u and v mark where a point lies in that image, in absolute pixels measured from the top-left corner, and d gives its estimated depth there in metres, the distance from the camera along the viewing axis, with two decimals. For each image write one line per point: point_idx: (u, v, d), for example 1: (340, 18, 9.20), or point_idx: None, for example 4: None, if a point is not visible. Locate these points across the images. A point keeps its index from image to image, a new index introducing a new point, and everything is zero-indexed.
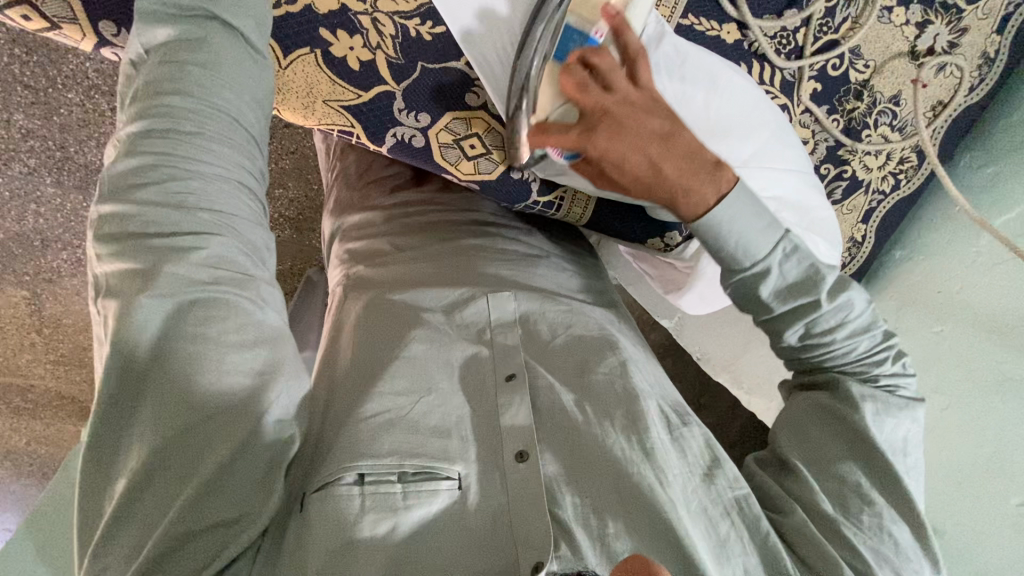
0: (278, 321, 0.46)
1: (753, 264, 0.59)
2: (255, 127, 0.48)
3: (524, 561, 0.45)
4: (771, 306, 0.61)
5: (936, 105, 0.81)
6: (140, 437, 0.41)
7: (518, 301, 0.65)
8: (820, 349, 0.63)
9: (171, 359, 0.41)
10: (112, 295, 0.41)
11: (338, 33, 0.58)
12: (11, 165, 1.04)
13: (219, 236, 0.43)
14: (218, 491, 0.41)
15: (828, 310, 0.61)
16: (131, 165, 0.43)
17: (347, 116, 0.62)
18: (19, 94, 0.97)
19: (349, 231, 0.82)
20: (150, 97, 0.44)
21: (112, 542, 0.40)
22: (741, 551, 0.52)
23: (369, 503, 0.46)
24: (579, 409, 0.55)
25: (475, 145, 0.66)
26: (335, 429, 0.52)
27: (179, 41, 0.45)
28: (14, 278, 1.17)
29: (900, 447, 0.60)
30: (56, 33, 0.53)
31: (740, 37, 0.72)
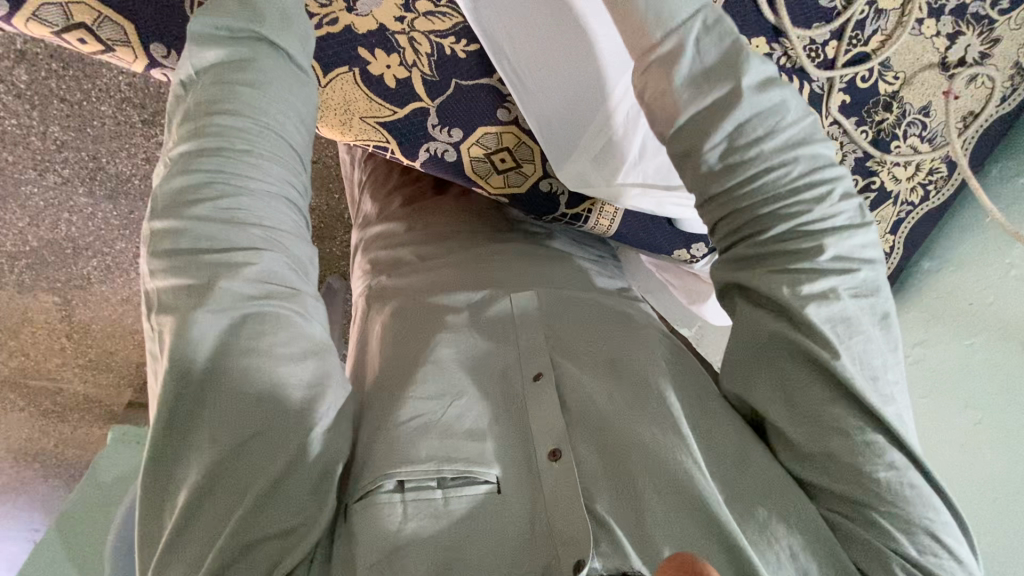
0: (323, 332, 0.47)
1: (662, 33, 0.55)
2: (301, 146, 0.50)
3: (565, 554, 0.45)
4: (679, 37, 0.55)
5: (967, 115, 0.80)
6: (196, 451, 0.42)
7: (541, 296, 0.67)
8: (747, 181, 0.55)
9: (227, 372, 0.42)
10: (166, 311, 0.42)
11: (376, 51, 0.59)
12: (47, 174, 1.08)
13: (269, 251, 0.45)
14: (275, 499, 0.42)
15: (751, 115, 0.54)
16: (184, 183, 0.44)
17: (384, 132, 0.63)
18: (56, 106, 1.00)
19: (371, 241, 0.84)
20: (201, 117, 0.46)
21: (174, 557, 0.41)
22: (788, 535, 0.47)
23: (411, 510, 0.47)
24: (611, 399, 0.55)
25: (506, 159, 0.68)
26: (370, 432, 0.53)
27: (229, 63, 0.46)
28: (46, 284, 1.20)
29: (879, 353, 0.50)
30: (109, 55, 0.55)
31: (769, 50, 0.71)
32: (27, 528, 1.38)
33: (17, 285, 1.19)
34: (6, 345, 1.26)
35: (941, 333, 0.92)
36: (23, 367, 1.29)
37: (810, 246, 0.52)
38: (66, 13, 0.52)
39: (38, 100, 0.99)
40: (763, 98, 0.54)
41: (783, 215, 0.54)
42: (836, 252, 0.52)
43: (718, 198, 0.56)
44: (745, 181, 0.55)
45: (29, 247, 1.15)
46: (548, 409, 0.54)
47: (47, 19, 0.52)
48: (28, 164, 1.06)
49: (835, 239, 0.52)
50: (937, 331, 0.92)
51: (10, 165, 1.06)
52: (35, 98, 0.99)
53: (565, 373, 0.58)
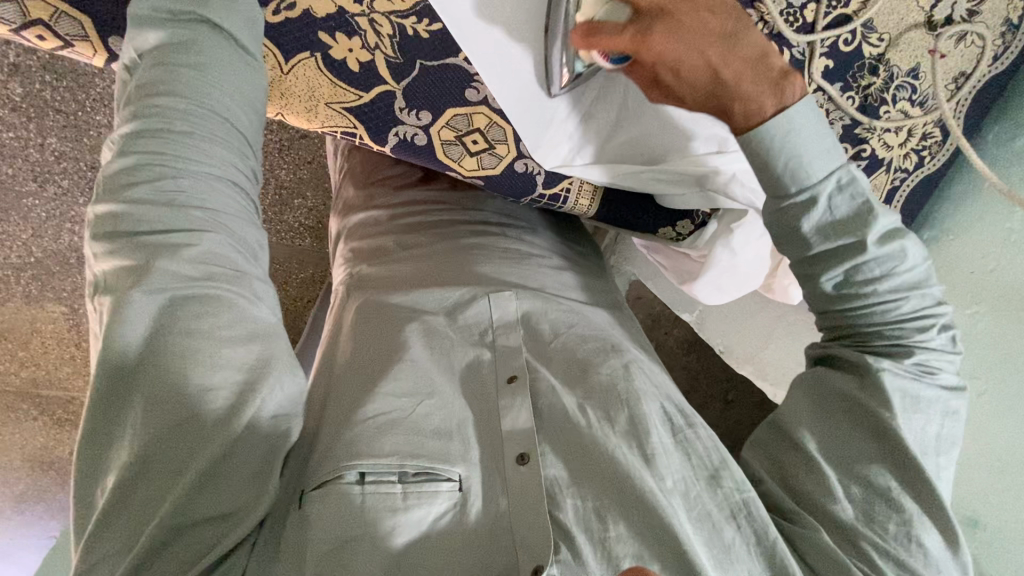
0: (270, 316, 0.48)
1: (799, 191, 0.56)
2: (249, 130, 0.50)
3: (524, 559, 0.46)
4: (810, 245, 0.58)
5: (959, 76, 0.78)
6: (134, 426, 0.43)
7: (519, 300, 0.66)
8: (858, 302, 0.59)
9: (166, 349, 0.43)
10: (107, 291, 0.43)
11: (337, 35, 0.58)
12: (46, 186, 1.09)
13: (210, 234, 0.45)
14: (214, 478, 0.43)
15: (874, 258, 0.57)
16: (123, 165, 0.45)
17: (349, 117, 0.63)
18: (52, 117, 1.02)
19: (352, 231, 0.84)
20: (142, 98, 0.46)
21: (106, 535, 0.42)
22: (746, 558, 0.51)
23: (370, 501, 0.47)
24: (582, 414, 0.54)
25: (478, 141, 0.67)
26: (333, 428, 0.52)
27: (170, 45, 0.46)
28: (53, 294, 1.22)
29: (930, 444, 0.58)
30: (69, 49, 0.55)
31: (745, 17, 0.69)
32: (46, 535, 1.43)
33: (25, 296, 1.21)
34: (17, 356, 1.27)
35: (943, 304, 0.89)
36: (35, 377, 1.30)
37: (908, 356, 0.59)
38: (21, 10, 0.52)
39: (33, 112, 1.01)
40: (885, 251, 0.57)
41: (884, 336, 0.60)
42: (922, 360, 0.59)
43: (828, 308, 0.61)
44: (857, 306, 0.60)
45: (33, 258, 1.17)
46: (518, 411, 0.54)
47: (4, 16, 0.52)
48: (27, 176, 1.08)
49: (925, 355, 0.59)
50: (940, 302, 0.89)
51: (10, 177, 1.08)
52: (30, 110, 1.01)
53: (540, 378, 0.57)
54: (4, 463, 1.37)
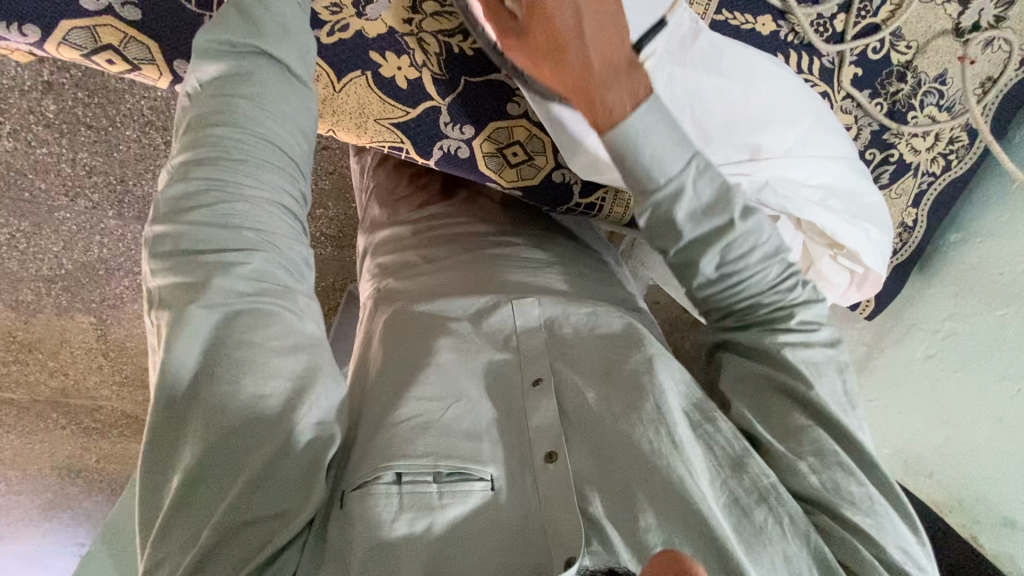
0: (314, 330, 0.50)
1: (666, 184, 0.55)
2: (298, 154, 0.53)
3: (558, 551, 0.48)
4: (682, 230, 0.56)
5: (985, 81, 0.79)
6: (193, 434, 0.45)
7: (543, 305, 0.67)
8: (732, 278, 0.58)
9: (220, 359, 0.45)
10: (164, 307, 0.45)
11: (387, 53, 0.61)
12: (78, 200, 1.12)
13: (261, 252, 0.48)
14: (262, 486, 0.45)
15: (742, 231, 0.56)
16: (184, 190, 0.47)
17: (397, 133, 0.65)
18: (83, 133, 1.05)
19: (380, 246, 0.86)
20: (201, 127, 0.48)
21: (168, 537, 0.44)
22: (781, 538, 0.50)
23: (407, 502, 0.49)
24: (606, 408, 0.56)
25: (518, 153, 0.69)
26: (369, 428, 0.54)
27: (228, 75, 0.49)
28: (82, 305, 1.24)
29: (844, 402, 0.55)
30: (135, 73, 0.57)
31: (776, 28, 0.71)
32: (74, 543, 1.46)
33: (56, 308, 1.24)
34: (46, 366, 1.30)
35: (972, 306, 0.89)
36: (65, 387, 1.33)
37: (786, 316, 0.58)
38: (93, 36, 0.54)
39: (66, 129, 1.04)
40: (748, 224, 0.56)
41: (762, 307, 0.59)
42: (802, 317, 0.58)
43: (704, 294, 0.59)
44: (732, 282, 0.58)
45: (64, 269, 1.20)
46: (546, 416, 0.56)
47: (76, 41, 0.54)
48: (59, 191, 1.11)
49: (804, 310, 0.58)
50: (966, 305, 0.90)
51: (44, 192, 1.11)
52: (64, 126, 1.04)
53: (563, 380, 0.59)
54: (33, 471, 1.39)
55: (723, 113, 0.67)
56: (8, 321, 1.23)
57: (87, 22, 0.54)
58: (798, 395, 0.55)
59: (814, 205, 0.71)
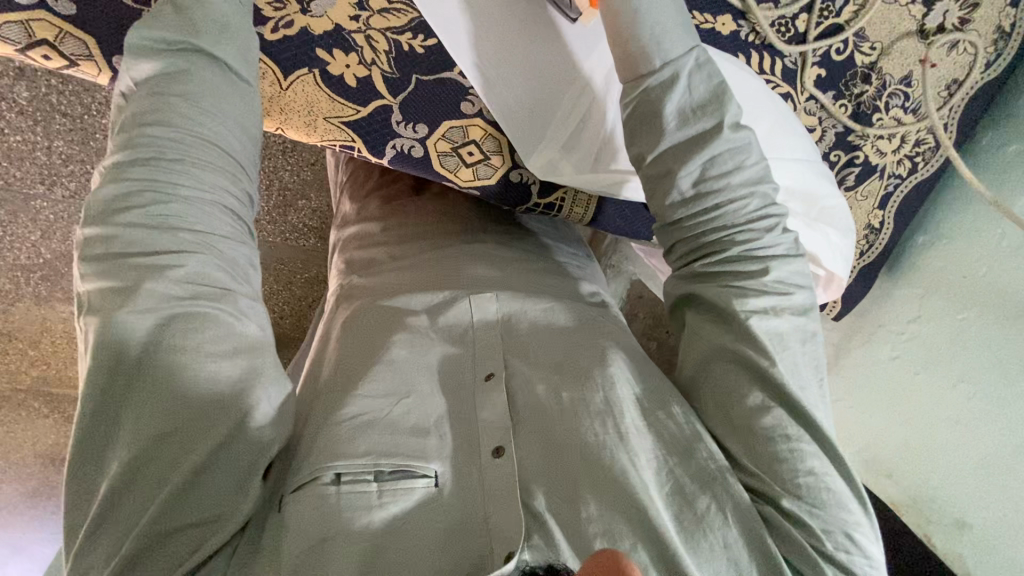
0: (257, 331, 0.50)
1: (660, 69, 0.57)
2: (240, 155, 0.52)
3: (497, 548, 0.46)
4: (668, 126, 0.58)
5: (951, 83, 0.78)
6: (124, 440, 0.44)
7: (499, 301, 0.67)
8: (711, 200, 0.58)
9: (149, 365, 0.45)
10: (94, 311, 0.45)
11: (334, 52, 0.60)
12: (54, 188, 1.10)
13: (198, 254, 0.47)
14: (195, 491, 0.45)
15: (726, 141, 0.58)
16: (116, 190, 0.46)
17: (348, 131, 0.64)
18: (57, 121, 1.01)
19: (348, 242, 0.85)
20: (136, 128, 0.48)
21: (94, 545, 0.44)
22: (722, 527, 0.49)
23: (345, 501, 0.48)
24: (557, 397, 0.56)
25: (474, 152, 0.68)
26: (315, 426, 0.54)
27: (164, 75, 0.48)
28: (61, 294, 1.24)
29: (806, 375, 0.55)
30: (73, 69, 0.56)
31: (736, 28, 0.69)
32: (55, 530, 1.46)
33: (35, 297, 1.24)
34: (27, 354, 1.30)
35: (935, 308, 0.89)
36: (45, 374, 1.33)
37: (758, 262, 0.58)
38: (27, 31, 0.53)
39: (37, 116, 1.00)
40: (735, 136, 0.58)
41: (740, 236, 0.59)
42: (777, 274, 0.57)
43: (678, 215, 0.59)
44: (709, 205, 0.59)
45: (42, 258, 1.19)
46: (495, 407, 0.55)
47: (10, 37, 0.53)
48: (35, 179, 1.09)
49: (778, 262, 0.58)
50: (931, 306, 0.90)
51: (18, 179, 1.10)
52: (36, 114, 1.00)
53: (515, 372, 0.59)
54: None
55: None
56: None
57: (21, 16, 0.52)
58: (757, 368, 0.54)
59: None
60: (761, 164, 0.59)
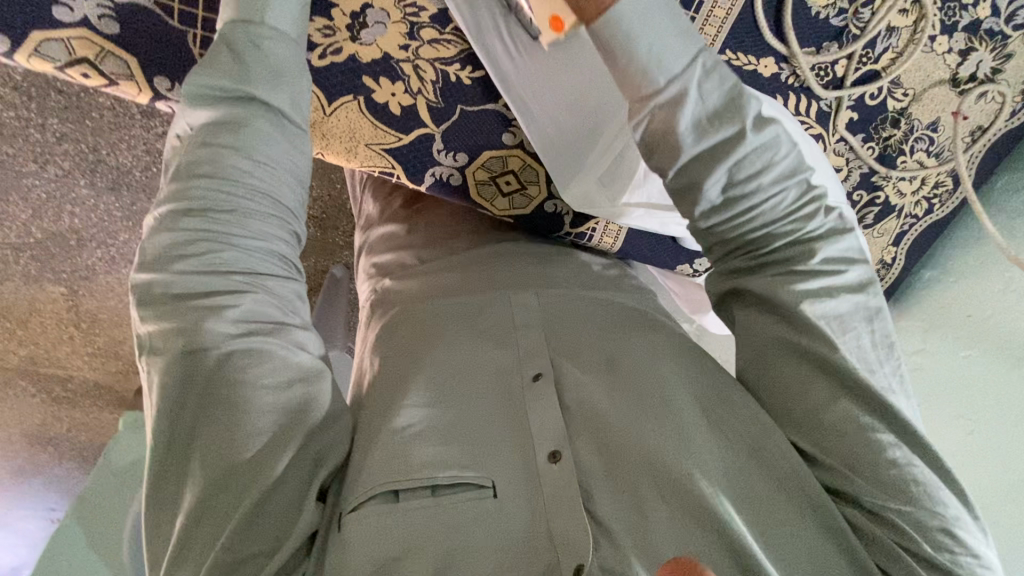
0: (309, 360, 0.50)
1: (666, 83, 0.52)
2: (291, 196, 0.50)
3: (566, 558, 0.47)
4: (686, 143, 0.53)
5: (975, 130, 0.80)
6: (192, 476, 0.45)
7: (542, 298, 0.68)
8: (742, 203, 0.55)
9: (217, 394, 0.45)
10: (160, 353, 0.46)
11: (380, 79, 0.59)
12: (47, 167, 1.06)
13: (251, 294, 0.47)
14: (259, 520, 0.45)
15: (753, 148, 0.53)
16: (171, 239, 0.46)
17: (389, 158, 0.64)
18: (53, 98, 0.99)
19: (376, 244, 0.85)
20: (187, 177, 0.47)
21: (174, 575, 0.45)
22: (804, 529, 0.51)
23: (406, 514, 0.49)
24: (609, 404, 0.56)
25: (510, 181, 0.68)
26: (369, 434, 0.55)
27: (218, 122, 0.47)
28: (52, 276, 1.19)
29: (874, 360, 0.56)
30: (112, 88, 0.55)
31: (778, 70, 0.70)
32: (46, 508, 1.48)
33: (23, 276, 1.18)
34: (14, 333, 1.25)
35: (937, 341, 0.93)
36: (33, 355, 1.28)
37: (804, 251, 0.56)
38: (68, 49, 0.52)
39: (35, 93, 0.97)
40: (761, 139, 0.53)
41: (777, 235, 0.56)
42: (825, 255, 0.56)
43: (709, 223, 0.57)
44: (743, 210, 0.56)
45: (34, 239, 1.14)
46: (548, 411, 0.56)
47: (49, 54, 0.52)
48: (27, 156, 1.04)
49: (825, 244, 0.56)
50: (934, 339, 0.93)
51: (11, 157, 1.04)
52: (31, 90, 0.98)
53: (565, 373, 0.60)
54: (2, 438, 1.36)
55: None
56: None
57: (63, 34, 0.51)
58: (820, 359, 0.55)
59: None
60: (791, 154, 0.55)
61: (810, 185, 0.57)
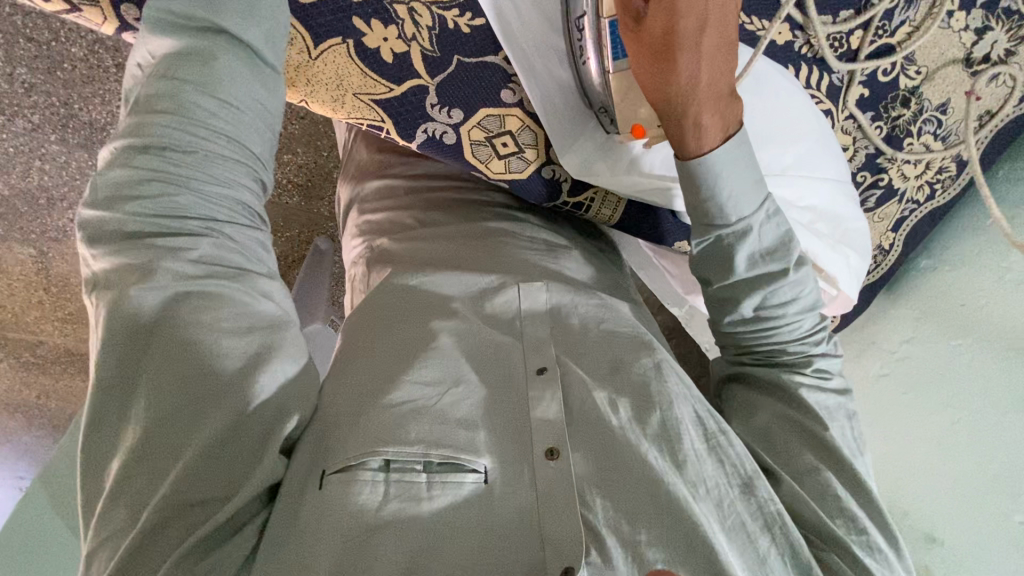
0: (273, 309, 0.46)
1: (735, 222, 0.59)
2: (259, 146, 0.47)
3: (552, 558, 0.44)
4: (737, 269, 0.60)
5: (984, 114, 0.78)
6: (134, 417, 0.41)
7: (550, 292, 0.63)
8: (770, 324, 0.62)
9: (166, 335, 0.41)
10: (106, 287, 0.42)
11: (372, 22, 0.55)
12: (15, 119, 0.98)
13: (210, 236, 0.44)
14: (206, 467, 0.41)
15: (790, 281, 0.60)
16: (123, 176, 0.42)
17: (379, 110, 0.59)
18: (22, 46, 0.91)
19: (367, 198, 0.80)
20: (144, 112, 0.43)
21: (108, 521, 0.40)
22: (780, 571, 0.50)
23: (393, 491, 0.45)
24: (614, 413, 0.52)
25: (508, 143, 0.64)
26: (353, 406, 0.50)
27: (180, 53, 0.43)
28: (20, 236, 1.12)
29: (855, 447, 0.60)
30: (75, 14, 0.50)
31: (792, 39, 0.67)
32: (15, 477, 1.41)
33: None
34: None
35: (930, 332, 0.92)
36: (1, 319, 1.22)
37: (806, 363, 0.62)
38: None
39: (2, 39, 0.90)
40: (798, 276, 0.60)
41: (788, 351, 0.63)
42: (817, 366, 0.63)
43: (733, 330, 0.63)
44: (766, 328, 0.62)
45: None
46: (549, 411, 0.51)
47: None
48: None
49: (822, 360, 0.63)
50: (923, 330, 0.93)
51: None
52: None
53: (570, 375, 0.55)
54: None
55: (760, 117, 0.65)
56: None
57: None
58: (814, 437, 0.58)
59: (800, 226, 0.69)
60: (817, 292, 0.62)
61: (822, 319, 0.64)
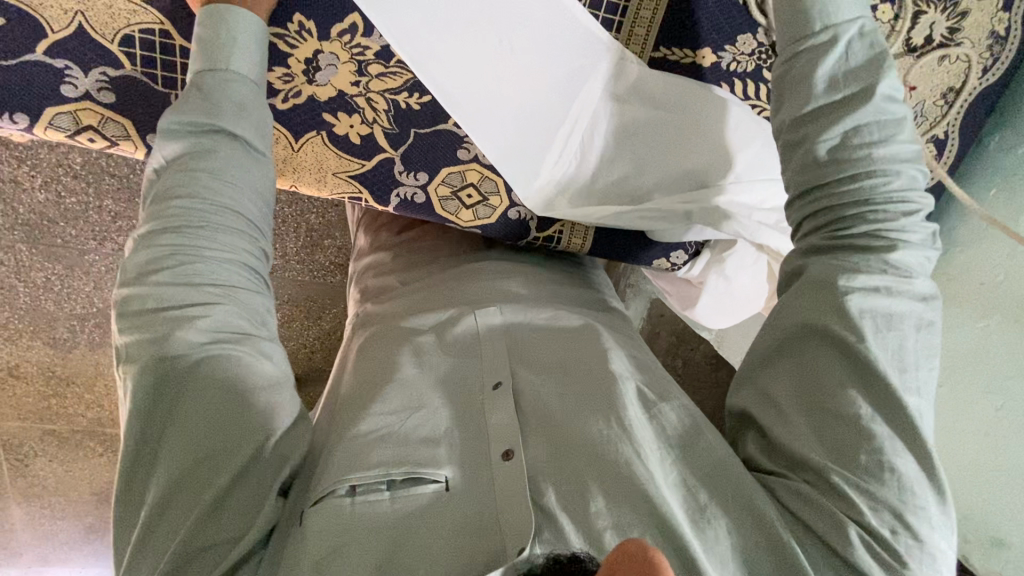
0: (276, 370, 0.55)
1: (822, 32, 0.57)
2: (256, 216, 0.58)
3: (511, 543, 0.47)
4: (816, 89, 0.57)
5: (947, 91, 0.78)
6: (162, 468, 0.50)
7: (504, 314, 0.71)
8: (856, 167, 0.56)
9: (187, 399, 0.51)
10: (132, 359, 0.52)
11: (338, 114, 0.66)
12: (105, 244, 1.17)
13: (222, 305, 0.53)
14: (224, 511, 0.50)
15: (874, 114, 0.56)
16: (149, 256, 0.53)
17: (355, 183, 0.71)
18: (108, 182, 1.11)
19: (363, 272, 0.91)
20: (165, 200, 0.54)
21: (144, 554, 0.50)
22: (721, 516, 0.51)
23: (359, 510, 0.50)
24: (564, 413, 0.57)
25: (472, 194, 0.74)
26: (334, 443, 0.57)
27: (192, 154, 0.55)
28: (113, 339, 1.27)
29: (902, 361, 0.53)
30: (115, 147, 0.65)
31: (716, 60, 0.65)
32: None
33: (90, 343, 1.28)
34: (83, 398, 1.34)
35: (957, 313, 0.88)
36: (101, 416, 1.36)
37: (886, 239, 0.56)
38: (75, 119, 0.62)
39: (93, 179, 1.10)
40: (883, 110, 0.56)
41: (869, 221, 0.56)
42: (904, 255, 0.55)
43: (821, 186, 0.57)
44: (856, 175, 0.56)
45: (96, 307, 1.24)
46: (502, 415, 0.57)
47: (61, 125, 0.62)
48: (89, 236, 1.16)
49: (909, 248, 0.56)
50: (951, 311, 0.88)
51: (76, 237, 1.16)
52: (89, 176, 1.10)
53: (520, 380, 0.62)
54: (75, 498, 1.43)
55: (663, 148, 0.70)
56: (45, 359, 1.28)
57: (70, 107, 0.61)
58: (846, 346, 0.53)
59: (766, 228, 0.75)
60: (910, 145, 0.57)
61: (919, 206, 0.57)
